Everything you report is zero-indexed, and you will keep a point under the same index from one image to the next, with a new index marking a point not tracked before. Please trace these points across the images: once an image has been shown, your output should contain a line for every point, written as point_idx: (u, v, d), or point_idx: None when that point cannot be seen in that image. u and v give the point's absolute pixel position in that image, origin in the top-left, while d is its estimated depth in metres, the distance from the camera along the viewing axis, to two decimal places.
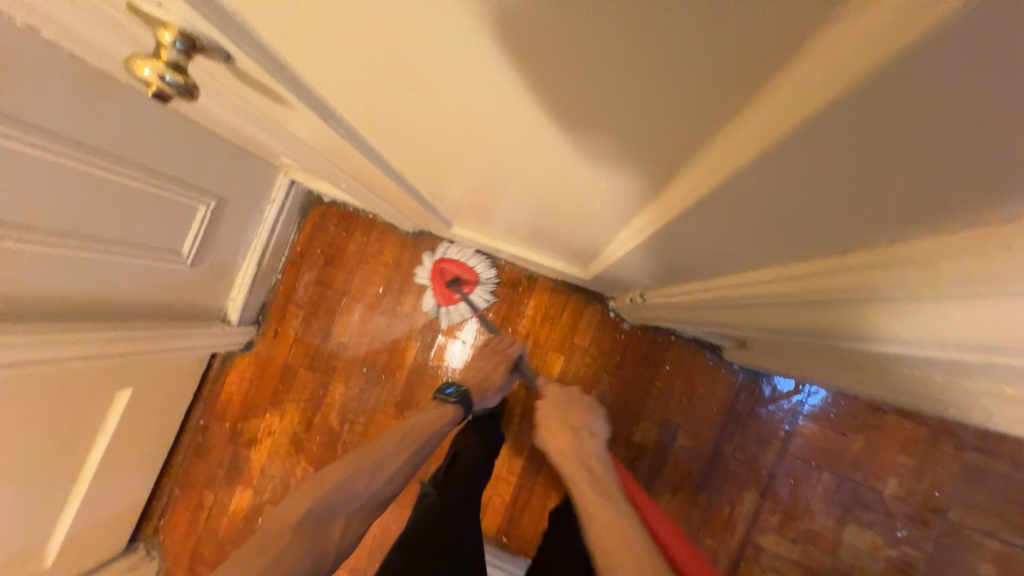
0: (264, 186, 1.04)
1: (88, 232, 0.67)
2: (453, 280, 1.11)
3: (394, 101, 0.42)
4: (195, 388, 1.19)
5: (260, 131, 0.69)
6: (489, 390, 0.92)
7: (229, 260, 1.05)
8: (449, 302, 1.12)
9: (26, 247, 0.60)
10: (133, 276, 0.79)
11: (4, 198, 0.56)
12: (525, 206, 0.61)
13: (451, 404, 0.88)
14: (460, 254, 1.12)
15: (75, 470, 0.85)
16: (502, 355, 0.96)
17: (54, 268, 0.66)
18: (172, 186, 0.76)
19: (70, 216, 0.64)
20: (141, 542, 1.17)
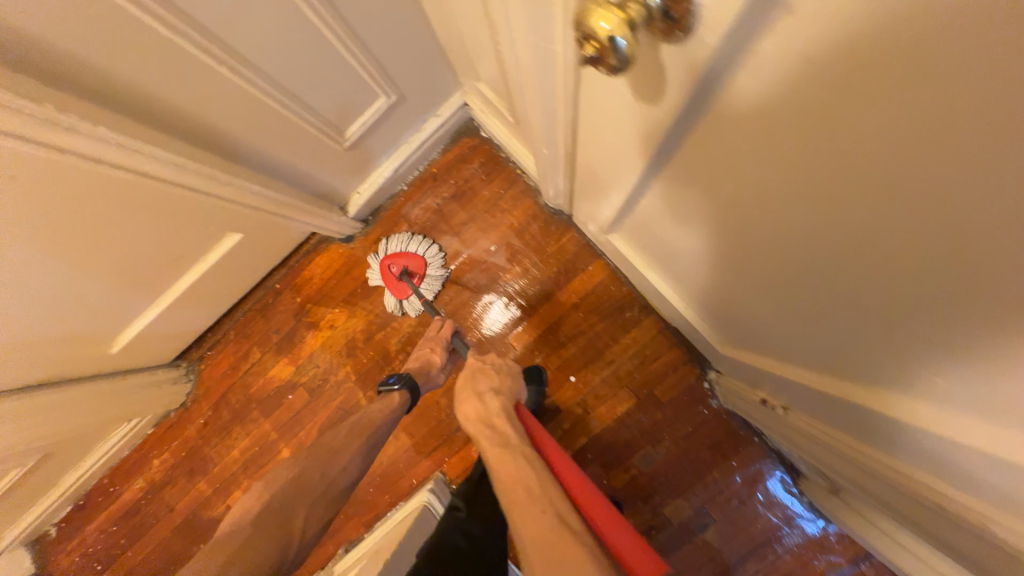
0: (439, 98, 1.02)
1: (283, 85, 0.72)
2: (403, 271, 1.14)
3: (746, 157, 0.35)
4: (286, 255, 1.25)
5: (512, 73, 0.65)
6: (432, 370, 0.96)
7: (375, 155, 1.04)
8: (404, 296, 1.15)
9: (235, 78, 0.66)
10: (298, 143, 0.84)
11: (238, 26, 0.60)
12: (744, 270, 0.53)
13: (394, 391, 0.89)
14: (401, 245, 1.16)
15: (177, 274, 0.99)
16: (434, 338, 1.01)
17: (240, 107, 0.71)
18: (365, 65, 0.78)
19: (275, 65, 0.69)
20: (184, 363, 1.31)
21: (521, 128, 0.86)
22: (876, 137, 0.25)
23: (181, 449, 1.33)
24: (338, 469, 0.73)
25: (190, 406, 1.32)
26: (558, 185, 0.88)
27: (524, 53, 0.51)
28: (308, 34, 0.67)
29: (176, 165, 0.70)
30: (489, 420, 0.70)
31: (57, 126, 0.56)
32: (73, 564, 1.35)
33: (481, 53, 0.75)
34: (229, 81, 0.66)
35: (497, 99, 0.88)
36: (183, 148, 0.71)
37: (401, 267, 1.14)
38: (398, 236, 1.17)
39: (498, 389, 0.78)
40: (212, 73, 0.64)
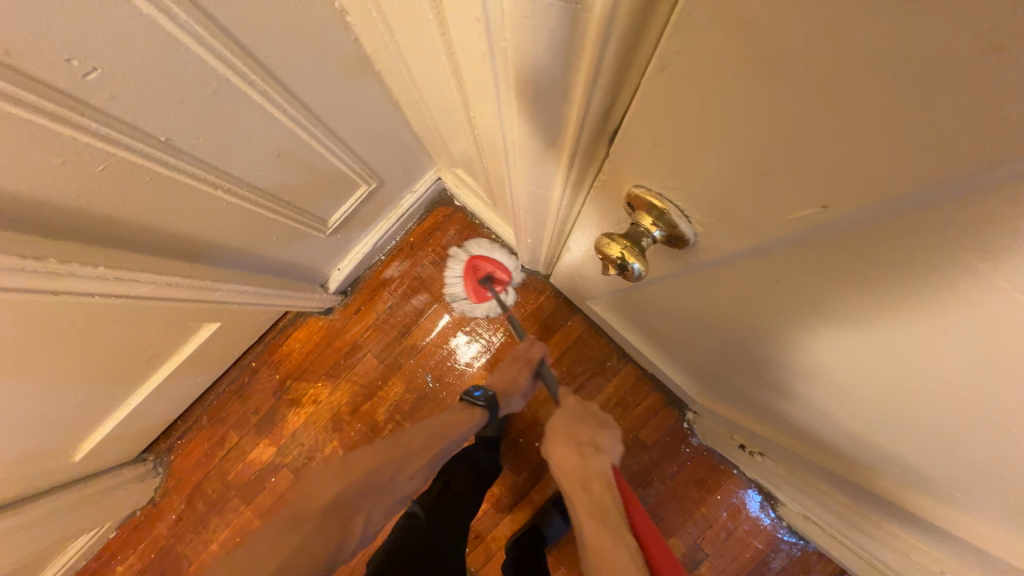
0: (416, 176, 1.06)
1: (274, 193, 0.71)
2: (486, 279, 1.15)
3: (740, 285, 0.41)
4: (262, 333, 1.22)
5: (498, 182, 0.70)
6: (514, 396, 0.93)
7: (356, 234, 1.06)
8: (478, 299, 1.16)
9: (230, 196, 0.64)
10: (285, 240, 0.84)
11: (237, 154, 0.60)
12: (717, 346, 0.61)
13: (478, 407, 0.87)
14: (482, 248, 1.17)
15: (149, 372, 0.95)
16: (523, 360, 0.97)
17: (235, 220, 0.69)
18: (353, 163, 0.81)
19: (270, 177, 0.68)
20: (152, 456, 1.23)
21: (500, 207, 0.92)
22: (859, 312, 0.31)
23: (150, 550, 1.22)
24: (406, 476, 0.72)
25: (159, 501, 1.23)
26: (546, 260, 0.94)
27: (515, 188, 0.57)
28: (301, 146, 0.67)
29: (184, 287, 0.67)
30: (586, 486, 0.66)
31: (81, 286, 0.54)
32: None
33: (462, 157, 0.81)
34: (221, 199, 0.63)
35: (474, 182, 0.93)
36: (190, 271, 0.68)
37: (487, 273, 1.15)
38: (489, 243, 1.17)
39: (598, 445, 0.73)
40: (201, 196, 0.60)
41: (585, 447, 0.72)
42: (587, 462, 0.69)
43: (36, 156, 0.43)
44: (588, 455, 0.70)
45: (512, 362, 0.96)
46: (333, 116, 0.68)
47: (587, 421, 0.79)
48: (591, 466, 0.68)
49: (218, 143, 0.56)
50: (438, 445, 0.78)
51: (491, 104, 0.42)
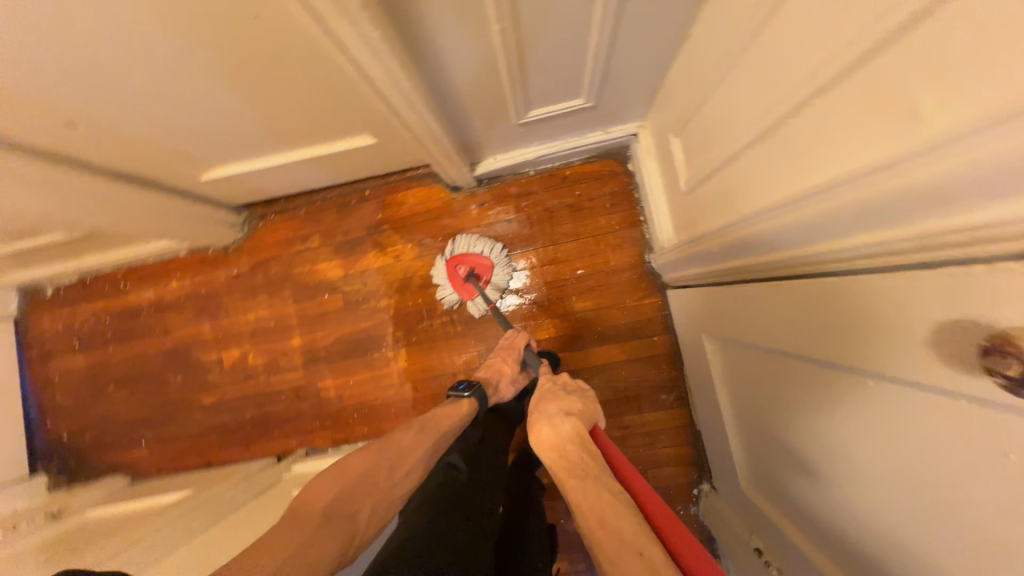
0: (620, 119, 0.99)
1: (521, 54, 0.67)
2: (470, 274, 1.15)
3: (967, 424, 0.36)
4: (390, 171, 1.23)
5: (736, 181, 0.63)
6: (501, 382, 0.98)
7: (531, 139, 1.02)
8: (469, 295, 1.16)
9: (496, 33, 0.60)
10: (486, 104, 0.81)
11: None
12: (830, 463, 0.56)
13: (464, 400, 0.89)
14: (468, 246, 1.16)
15: (301, 144, 0.98)
16: (508, 350, 1.02)
17: (475, 57, 0.66)
18: (596, 72, 0.75)
19: (533, 35, 0.63)
20: (245, 213, 1.30)
21: (690, 200, 0.85)
22: None
23: (203, 285, 1.33)
24: (404, 471, 0.72)
25: (231, 253, 1.31)
26: (694, 276, 0.89)
27: (783, 209, 0.50)
28: (582, 24, 0.62)
29: (400, 95, 0.66)
30: (563, 451, 0.68)
31: (344, 45, 0.54)
32: (58, 326, 1.40)
33: (703, 129, 0.73)
34: (488, 29, 0.60)
35: (680, 160, 0.86)
36: (414, 86, 0.67)
37: (469, 268, 1.15)
38: (468, 240, 1.17)
39: (572, 412, 0.75)
40: (479, 17, 0.57)
41: (568, 414, 0.75)
42: (558, 427, 0.71)
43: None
44: (558, 424, 0.72)
45: (505, 351, 1.02)
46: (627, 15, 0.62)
47: (553, 397, 0.81)
48: (566, 429, 0.71)
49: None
50: (436, 433, 0.79)
51: (890, 120, 0.35)
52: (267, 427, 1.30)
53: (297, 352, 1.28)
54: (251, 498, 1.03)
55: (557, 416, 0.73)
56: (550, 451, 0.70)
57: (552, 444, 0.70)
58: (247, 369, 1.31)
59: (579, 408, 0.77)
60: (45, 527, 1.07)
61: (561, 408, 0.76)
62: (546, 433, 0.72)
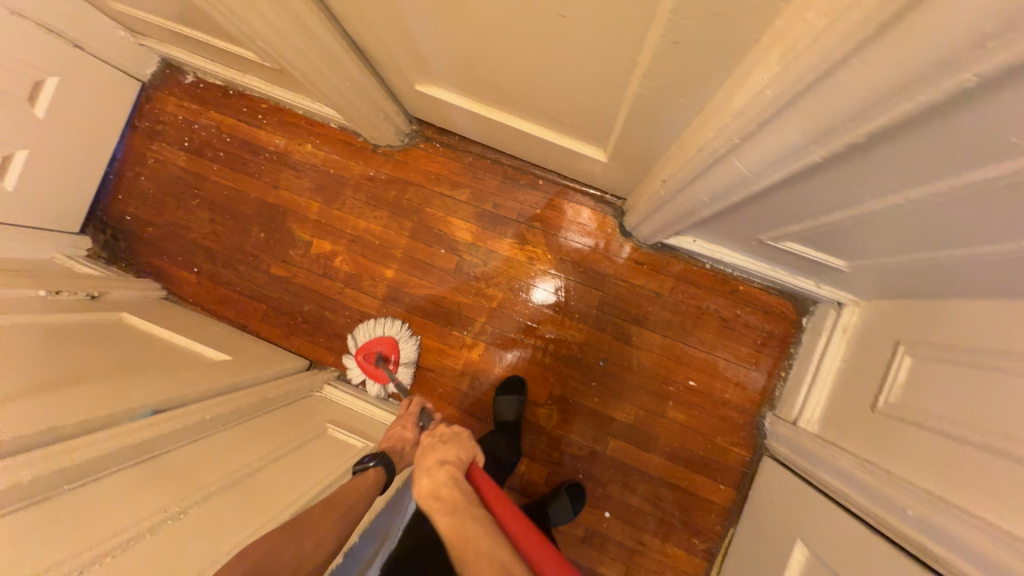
0: (844, 288, 0.90)
1: (852, 222, 0.58)
2: (379, 358, 1.17)
3: None
4: (576, 180, 1.13)
5: (975, 483, 0.59)
6: (407, 449, 0.85)
7: (746, 249, 0.93)
8: (379, 381, 1.17)
9: (869, 204, 0.52)
10: (758, 219, 0.73)
11: (944, 217, 0.47)
12: None
13: (370, 470, 0.76)
14: (370, 331, 1.18)
15: (535, 120, 0.89)
16: (408, 414, 0.92)
17: (810, 200, 0.58)
18: (897, 263, 0.67)
19: (886, 224, 0.55)
20: (414, 127, 1.20)
21: (879, 421, 0.77)
22: None
23: (334, 167, 1.25)
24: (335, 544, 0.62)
25: (378, 155, 1.24)
26: (816, 479, 0.84)
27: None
28: (953, 244, 0.53)
29: (722, 186, 0.58)
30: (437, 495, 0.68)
31: (745, 137, 0.47)
32: (177, 116, 1.33)
33: (962, 388, 0.65)
34: (863, 198, 0.51)
35: (894, 380, 0.78)
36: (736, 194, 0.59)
37: (377, 353, 1.17)
38: (378, 322, 1.18)
39: (445, 458, 0.74)
40: (871, 189, 0.49)
41: (441, 463, 0.73)
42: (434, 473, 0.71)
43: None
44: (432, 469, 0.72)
45: (402, 416, 0.91)
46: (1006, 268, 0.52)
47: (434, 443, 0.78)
48: (443, 476, 0.70)
49: (971, 212, 0.44)
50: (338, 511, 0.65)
51: None
52: (314, 330, 1.25)
53: (383, 283, 1.22)
54: (287, 404, 1.00)
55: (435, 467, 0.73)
56: (424, 499, 0.69)
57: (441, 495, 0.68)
58: (328, 268, 1.25)
59: (450, 447, 0.77)
60: (84, 306, 1.02)
61: (438, 456, 0.75)
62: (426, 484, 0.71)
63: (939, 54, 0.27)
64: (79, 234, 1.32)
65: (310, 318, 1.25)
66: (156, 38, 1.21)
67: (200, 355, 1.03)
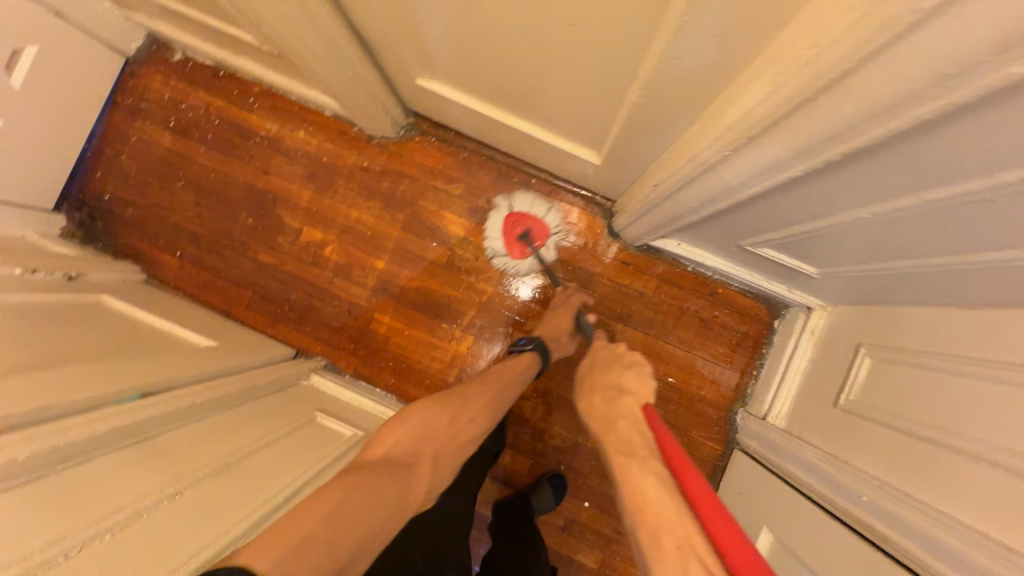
0: (814, 294, 0.97)
1: (826, 231, 0.63)
2: (526, 234, 1.14)
3: None
4: (569, 180, 1.17)
5: (930, 473, 0.64)
6: (561, 340, 1.03)
7: (727, 254, 0.99)
8: (522, 254, 1.15)
9: (841, 215, 0.57)
10: (739, 227, 0.78)
11: (907, 228, 0.52)
12: None
13: (528, 351, 0.98)
14: (525, 205, 1.15)
15: (533, 120, 0.92)
16: (569, 303, 1.07)
17: (788, 210, 0.62)
18: (863, 271, 0.72)
19: (856, 234, 0.60)
20: (410, 120, 1.21)
21: (841, 417, 0.84)
22: None
23: (328, 155, 1.25)
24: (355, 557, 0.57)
25: (374, 145, 1.24)
26: (783, 471, 0.90)
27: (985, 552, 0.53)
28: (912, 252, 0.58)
29: (707, 194, 0.62)
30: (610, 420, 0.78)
31: (733, 148, 0.50)
32: (163, 95, 1.29)
33: (914, 388, 0.71)
34: (835, 208, 0.56)
35: (855, 380, 0.84)
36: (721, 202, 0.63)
37: (528, 228, 1.14)
38: (530, 198, 1.15)
39: (619, 387, 0.83)
40: (845, 202, 0.53)
41: (615, 392, 0.82)
42: (611, 402, 0.80)
43: (1009, 133, 0.32)
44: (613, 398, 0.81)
45: (562, 303, 1.07)
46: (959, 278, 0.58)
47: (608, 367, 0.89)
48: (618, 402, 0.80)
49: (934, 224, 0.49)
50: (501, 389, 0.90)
51: None
52: (303, 318, 1.25)
53: (376, 273, 1.23)
54: (274, 392, 1.00)
55: (605, 392, 0.83)
56: (600, 417, 0.80)
57: (604, 417, 0.79)
58: (318, 257, 1.25)
59: (637, 387, 0.81)
60: (63, 287, 0.99)
61: (618, 385, 0.83)
62: (600, 406, 0.82)
63: (904, 86, 0.32)
64: (53, 212, 1.27)
65: (298, 306, 1.25)
66: (145, 13, 1.17)
67: (185, 340, 1.01)
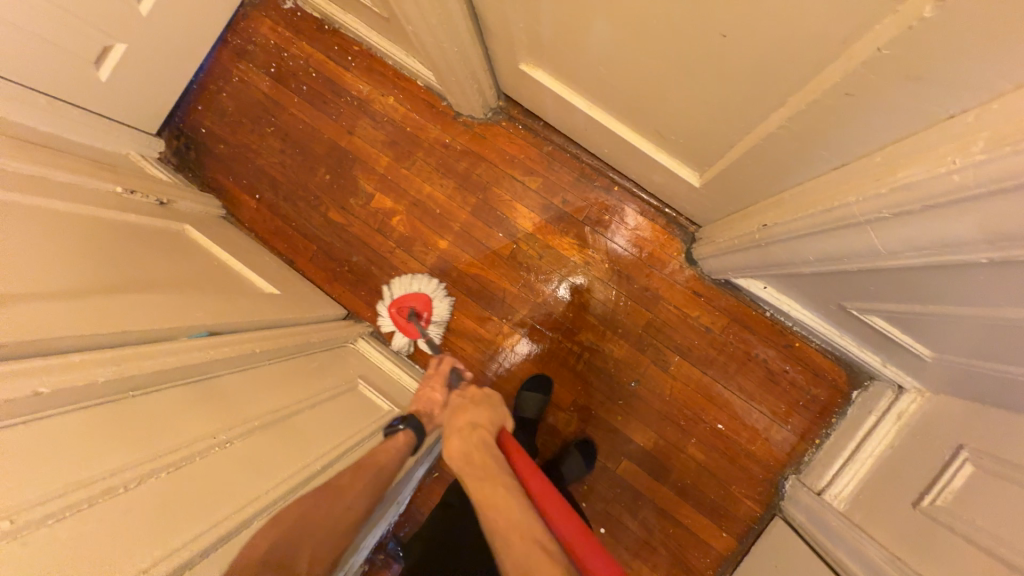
0: (911, 374, 0.86)
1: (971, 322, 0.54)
2: (411, 313, 1.18)
3: None
4: (652, 195, 1.09)
5: None
6: (437, 413, 0.85)
7: (817, 309, 0.89)
8: (409, 335, 1.19)
9: (1003, 311, 0.48)
10: (851, 289, 0.69)
11: None
12: None
13: (401, 433, 0.79)
14: (405, 286, 1.19)
15: (635, 127, 0.85)
16: (435, 373, 0.90)
17: (931, 288, 0.54)
18: (997, 371, 0.62)
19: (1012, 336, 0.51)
20: (500, 103, 1.17)
21: (919, 519, 0.74)
22: None
23: (412, 126, 1.24)
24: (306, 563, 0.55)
25: (458, 123, 1.21)
26: (834, 558, 0.82)
27: None
28: None
29: (837, 251, 0.54)
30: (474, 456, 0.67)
31: (899, 208, 0.43)
32: (269, 40, 1.32)
33: (1017, 512, 0.62)
34: (998, 304, 0.47)
35: (945, 483, 0.74)
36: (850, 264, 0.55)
37: (410, 308, 1.18)
38: (411, 278, 1.20)
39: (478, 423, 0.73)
40: (1019, 298, 0.45)
41: (474, 425, 0.72)
42: (468, 439, 0.70)
43: None
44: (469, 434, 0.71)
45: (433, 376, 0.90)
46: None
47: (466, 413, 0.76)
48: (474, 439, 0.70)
49: None
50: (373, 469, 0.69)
51: None
52: (358, 282, 1.26)
53: (435, 252, 1.22)
54: (325, 350, 1.02)
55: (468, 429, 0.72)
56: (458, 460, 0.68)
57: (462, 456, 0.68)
58: (383, 225, 1.25)
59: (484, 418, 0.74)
60: (154, 212, 1.04)
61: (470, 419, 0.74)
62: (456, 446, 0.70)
63: None
64: (155, 137, 1.35)
65: (355, 270, 1.26)
66: None
67: (250, 283, 1.04)
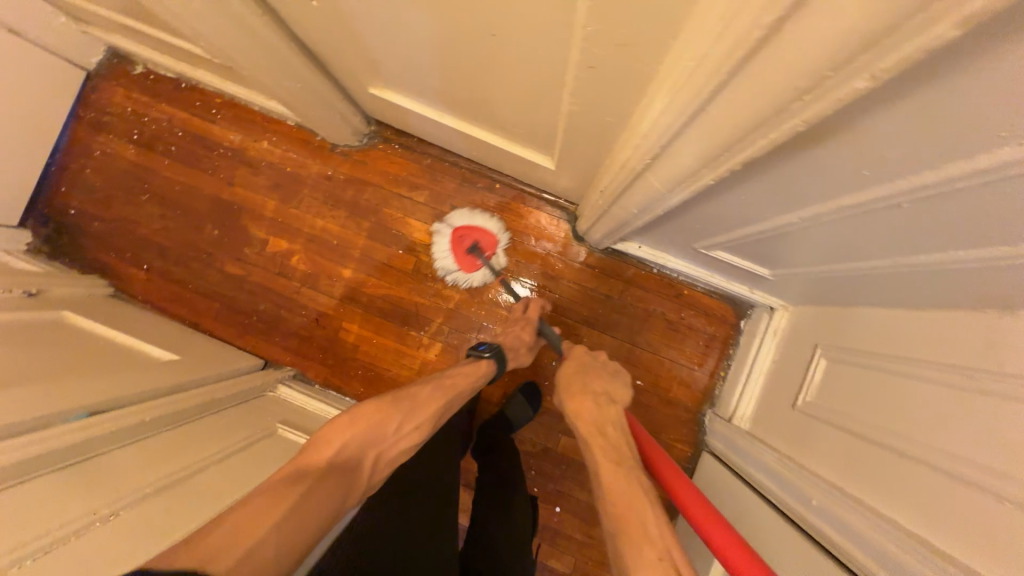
0: (774, 294, 0.97)
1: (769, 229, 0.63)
2: (475, 246, 1.13)
3: None
4: (531, 186, 1.16)
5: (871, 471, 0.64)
6: (518, 349, 0.98)
7: (685, 256, 0.98)
8: (471, 267, 1.14)
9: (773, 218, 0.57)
10: (690, 227, 0.77)
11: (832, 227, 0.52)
12: None
13: (483, 360, 0.91)
14: (466, 220, 1.15)
15: (484, 126, 0.91)
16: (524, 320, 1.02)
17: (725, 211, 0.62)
18: (813, 270, 0.72)
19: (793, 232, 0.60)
20: (373, 127, 1.21)
21: (798, 416, 0.84)
22: None
23: (293, 165, 1.24)
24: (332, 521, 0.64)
25: (338, 153, 1.23)
26: (744, 472, 0.90)
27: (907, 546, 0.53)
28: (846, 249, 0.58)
29: (643, 199, 0.62)
30: (604, 432, 0.74)
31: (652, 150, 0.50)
32: (125, 108, 1.29)
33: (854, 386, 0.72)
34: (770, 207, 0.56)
35: (812, 380, 0.84)
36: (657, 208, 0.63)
37: (476, 241, 1.13)
38: (459, 215, 1.15)
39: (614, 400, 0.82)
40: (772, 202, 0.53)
41: (609, 399, 0.81)
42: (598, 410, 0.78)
43: None
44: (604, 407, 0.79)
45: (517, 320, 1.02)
46: (899, 276, 0.58)
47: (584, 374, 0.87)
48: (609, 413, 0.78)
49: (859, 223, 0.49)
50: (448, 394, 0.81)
51: None
52: (271, 330, 1.24)
53: (343, 282, 1.22)
54: (235, 406, 0.99)
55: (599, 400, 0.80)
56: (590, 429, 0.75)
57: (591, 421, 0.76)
58: (284, 267, 1.24)
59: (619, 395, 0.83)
60: (20, 304, 0.98)
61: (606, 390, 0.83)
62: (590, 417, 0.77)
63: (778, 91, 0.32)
64: (18, 228, 1.27)
65: (266, 318, 1.24)
66: (103, 28, 1.17)
67: (145, 355, 1.00)
